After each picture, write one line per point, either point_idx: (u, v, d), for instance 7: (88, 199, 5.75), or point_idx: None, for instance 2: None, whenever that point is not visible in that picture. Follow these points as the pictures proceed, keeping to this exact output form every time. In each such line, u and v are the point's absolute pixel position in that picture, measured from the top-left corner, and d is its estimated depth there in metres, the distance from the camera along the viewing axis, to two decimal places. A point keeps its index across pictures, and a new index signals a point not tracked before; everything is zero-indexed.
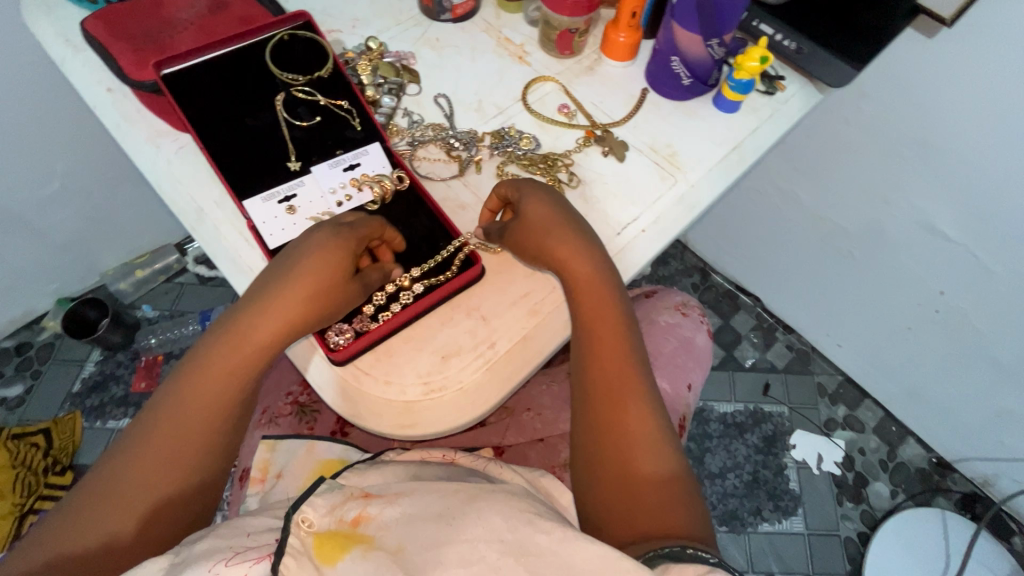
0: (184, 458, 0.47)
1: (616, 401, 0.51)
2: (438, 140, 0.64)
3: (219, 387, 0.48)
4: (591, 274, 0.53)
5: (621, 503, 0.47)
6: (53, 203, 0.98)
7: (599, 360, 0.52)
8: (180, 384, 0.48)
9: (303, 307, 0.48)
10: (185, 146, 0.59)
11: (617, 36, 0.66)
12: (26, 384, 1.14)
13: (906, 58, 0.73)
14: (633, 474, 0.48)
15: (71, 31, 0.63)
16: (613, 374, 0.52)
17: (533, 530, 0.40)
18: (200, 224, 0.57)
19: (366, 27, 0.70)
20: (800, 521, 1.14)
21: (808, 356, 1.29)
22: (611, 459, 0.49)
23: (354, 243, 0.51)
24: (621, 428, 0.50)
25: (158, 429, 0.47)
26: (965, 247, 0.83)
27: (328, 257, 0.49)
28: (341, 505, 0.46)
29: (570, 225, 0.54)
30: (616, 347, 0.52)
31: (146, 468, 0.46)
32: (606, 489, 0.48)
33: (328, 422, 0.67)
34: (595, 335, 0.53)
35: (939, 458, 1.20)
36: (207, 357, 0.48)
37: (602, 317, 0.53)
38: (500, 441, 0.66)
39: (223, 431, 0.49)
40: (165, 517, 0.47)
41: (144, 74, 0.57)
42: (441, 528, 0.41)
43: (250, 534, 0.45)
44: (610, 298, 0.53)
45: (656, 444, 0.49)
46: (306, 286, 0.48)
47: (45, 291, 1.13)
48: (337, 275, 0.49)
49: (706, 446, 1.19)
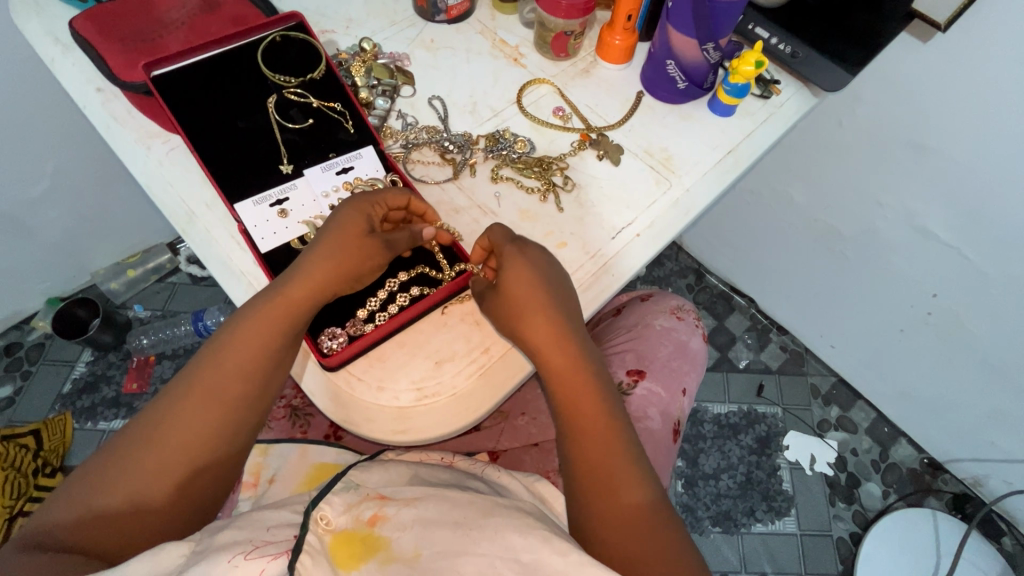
0: (218, 425, 0.46)
1: (597, 436, 0.49)
2: (433, 143, 0.63)
3: (256, 350, 0.47)
4: (549, 319, 0.50)
5: (618, 538, 0.46)
6: (44, 202, 0.97)
7: (570, 401, 0.50)
8: (216, 350, 0.47)
9: (333, 269, 0.49)
10: (176, 148, 0.59)
11: (613, 39, 0.66)
12: (16, 385, 1.13)
13: (899, 62, 0.73)
14: (625, 505, 0.47)
15: (60, 30, 0.62)
16: (587, 412, 0.50)
17: (547, 546, 0.41)
18: (190, 226, 0.56)
19: (360, 27, 0.69)
20: (793, 521, 1.14)
21: (801, 357, 1.30)
22: (600, 496, 0.48)
23: (373, 210, 0.53)
24: (603, 465, 0.48)
25: (193, 390, 0.46)
26: (956, 249, 0.84)
27: (357, 224, 0.51)
28: (357, 504, 0.46)
29: (528, 257, 0.52)
30: (581, 384, 0.50)
31: (180, 429, 0.45)
32: (602, 526, 0.47)
33: (322, 426, 0.67)
34: (561, 383, 0.50)
35: (930, 459, 1.21)
36: (245, 317, 0.47)
37: (566, 362, 0.50)
38: (495, 446, 0.67)
39: (258, 402, 0.48)
40: (196, 485, 0.45)
41: (133, 75, 0.56)
42: (459, 535, 0.42)
43: (270, 530, 0.44)
44: (569, 342, 0.51)
45: (640, 473, 0.49)
46: (341, 251, 0.50)
47: (34, 291, 1.12)
48: (357, 238, 0.51)
49: (700, 447, 1.20)
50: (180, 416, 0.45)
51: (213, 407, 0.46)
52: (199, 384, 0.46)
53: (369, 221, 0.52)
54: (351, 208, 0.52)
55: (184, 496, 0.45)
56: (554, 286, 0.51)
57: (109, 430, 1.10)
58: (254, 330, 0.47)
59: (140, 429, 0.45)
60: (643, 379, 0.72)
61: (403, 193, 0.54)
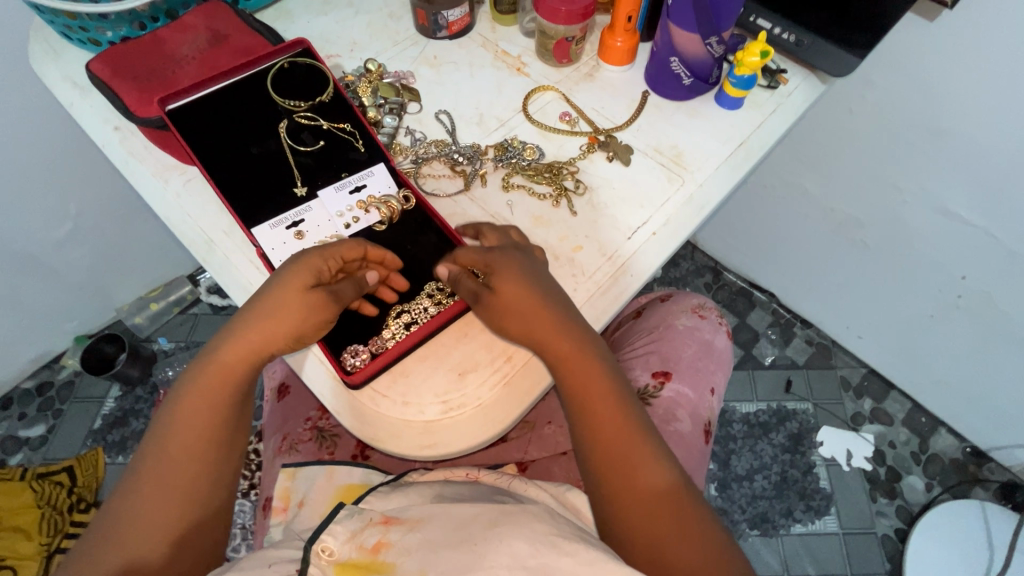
0: (197, 478, 0.47)
1: (610, 424, 0.49)
2: (442, 157, 0.64)
3: (218, 405, 0.48)
4: (546, 312, 0.50)
5: (639, 527, 0.46)
6: (68, 242, 0.99)
7: (581, 394, 0.50)
8: (181, 409, 0.47)
9: (288, 319, 0.48)
10: (192, 179, 0.60)
11: (614, 41, 0.66)
12: (48, 424, 1.15)
13: (906, 44, 0.72)
14: (642, 488, 0.47)
15: (77, 74, 0.64)
16: (597, 400, 0.50)
17: (558, 554, 0.41)
18: (210, 254, 0.57)
19: (364, 49, 0.70)
20: (834, 520, 1.11)
21: (828, 350, 1.27)
22: (619, 486, 0.47)
23: (327, 262, 0.51)
24: (619, 451, 0.48)
25: (165, 446, 0.46)
26: (983, 229, 0.82)
27: (306, 278, 0.49)
28: (361, 531, 0.46)
29: (521, 256, 0.52)
30: (586, 374, 0.50)
31: (161, 485, 0.46)
32: (623, 517, 0.47)
33: (349, 446, 0.67)
34: (567, 374, 0.50)
35: (973, 448, 1.17)
36: (199, 378, 0.48)
37: (570, 356, 0.50)
38: (523, 456, 0.66)
39: (232, 441, 0.49)
40: (184, 543, 0.46)
41: (148, 111, 0.57)
42: (463, 554, 0.41)
43: (273, 565, 0.44)
44: (572, 336, 0.50)
45: (655, 450, 0.49)
46: (289, 302, 0.48)
47: (62, 331, 1.14)
48: (306, 288, 0.49)
49: (731, 448, 1.17)
50: (157, 474, 0.46)
51: (189, 460, 0.47)
52: (171, 437, 0.47)
53: (318, 269, 0.50)
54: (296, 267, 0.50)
55: (176, 550, 0.45)
56: (547, 283, 0.52)
57: None
58: (215, 382, 0.48)
59: (115, 509, 0.45)
60: (670, 380, 0.70)
61: (357, 244, 0.53)
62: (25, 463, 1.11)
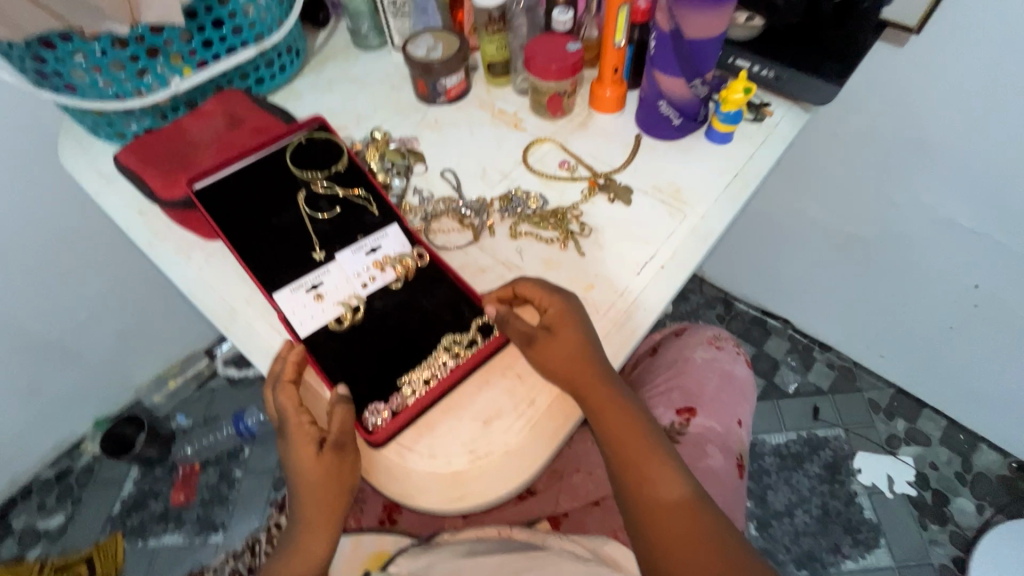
0: None
1: (630, 445, 0.52)
2: (450, 212, 0.66)
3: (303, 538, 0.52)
4: (563, 337, 0.52)
5: (665, 542, 0.48)
6: (90, 325, 1.02)
7: (600, 417, 0.52)
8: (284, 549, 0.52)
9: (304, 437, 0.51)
10: (214, 254, 0.63)
11: (604, 92, 0.71)
12: (67, 512, 1.13)
13: (881, 68, 0.76)
14: (664, 504, 0.49)
15: (104, 165, 0.69)
16: (615, 422, 0.52)
17: None
18: (234, 323, 0.59)
19: (369, 120, 0.75)
20: (886, 554, 1.05)
21: (852, 372, 1.24)
22: (643, 506, 0.50)
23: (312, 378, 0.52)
24: (637, 468, 0.51)
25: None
26: (987, 236, 0.82)
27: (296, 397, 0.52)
28: None
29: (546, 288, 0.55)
30: (603, 397, 0.52)
31: None
32: (650, 535, 0.49)
33: (375, 511, 0.65)
34: (585, 399, 0.52)
35: (1018, 463, 1.12)
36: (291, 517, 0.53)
37: (585, 381, 0.51)
38: (554, 510, 0.64)
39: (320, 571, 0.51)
40: None
41: (174, 192, 0.61)
42: None
43: None
44: (587, 360, 0.52)
45: (675, 469, 0.51)
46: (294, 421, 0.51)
47: (82, 415, 1.15)
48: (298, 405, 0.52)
49: (766, 483, 1.12)
50: None
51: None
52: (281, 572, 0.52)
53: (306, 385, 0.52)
54: (291, 416, 0.52)
55: None
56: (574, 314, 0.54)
57: (160, 545, 1.09)
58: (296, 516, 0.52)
59: None
60: (696, 416, 0.70)
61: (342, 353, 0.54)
62: (44, 555, 1.09)
